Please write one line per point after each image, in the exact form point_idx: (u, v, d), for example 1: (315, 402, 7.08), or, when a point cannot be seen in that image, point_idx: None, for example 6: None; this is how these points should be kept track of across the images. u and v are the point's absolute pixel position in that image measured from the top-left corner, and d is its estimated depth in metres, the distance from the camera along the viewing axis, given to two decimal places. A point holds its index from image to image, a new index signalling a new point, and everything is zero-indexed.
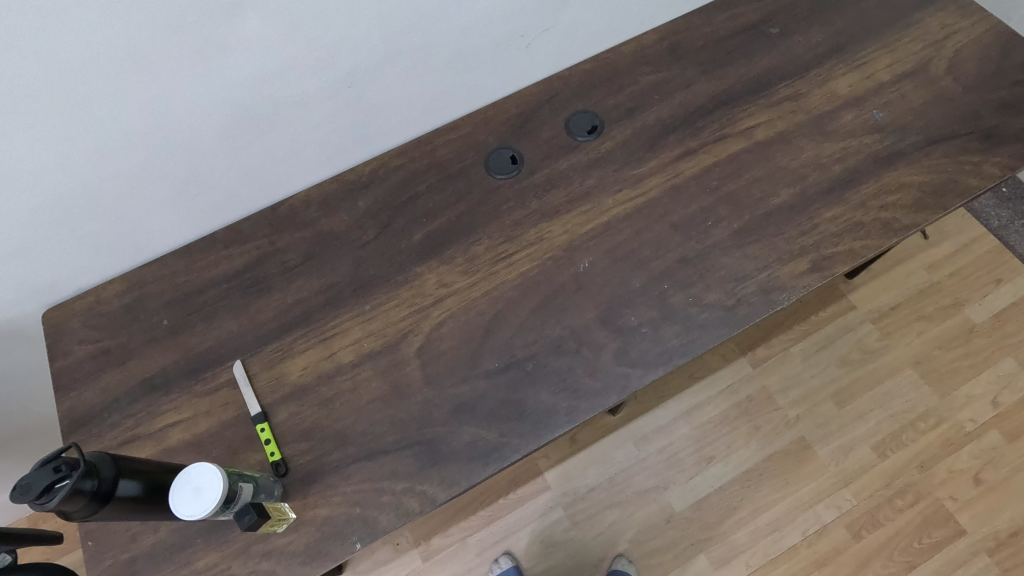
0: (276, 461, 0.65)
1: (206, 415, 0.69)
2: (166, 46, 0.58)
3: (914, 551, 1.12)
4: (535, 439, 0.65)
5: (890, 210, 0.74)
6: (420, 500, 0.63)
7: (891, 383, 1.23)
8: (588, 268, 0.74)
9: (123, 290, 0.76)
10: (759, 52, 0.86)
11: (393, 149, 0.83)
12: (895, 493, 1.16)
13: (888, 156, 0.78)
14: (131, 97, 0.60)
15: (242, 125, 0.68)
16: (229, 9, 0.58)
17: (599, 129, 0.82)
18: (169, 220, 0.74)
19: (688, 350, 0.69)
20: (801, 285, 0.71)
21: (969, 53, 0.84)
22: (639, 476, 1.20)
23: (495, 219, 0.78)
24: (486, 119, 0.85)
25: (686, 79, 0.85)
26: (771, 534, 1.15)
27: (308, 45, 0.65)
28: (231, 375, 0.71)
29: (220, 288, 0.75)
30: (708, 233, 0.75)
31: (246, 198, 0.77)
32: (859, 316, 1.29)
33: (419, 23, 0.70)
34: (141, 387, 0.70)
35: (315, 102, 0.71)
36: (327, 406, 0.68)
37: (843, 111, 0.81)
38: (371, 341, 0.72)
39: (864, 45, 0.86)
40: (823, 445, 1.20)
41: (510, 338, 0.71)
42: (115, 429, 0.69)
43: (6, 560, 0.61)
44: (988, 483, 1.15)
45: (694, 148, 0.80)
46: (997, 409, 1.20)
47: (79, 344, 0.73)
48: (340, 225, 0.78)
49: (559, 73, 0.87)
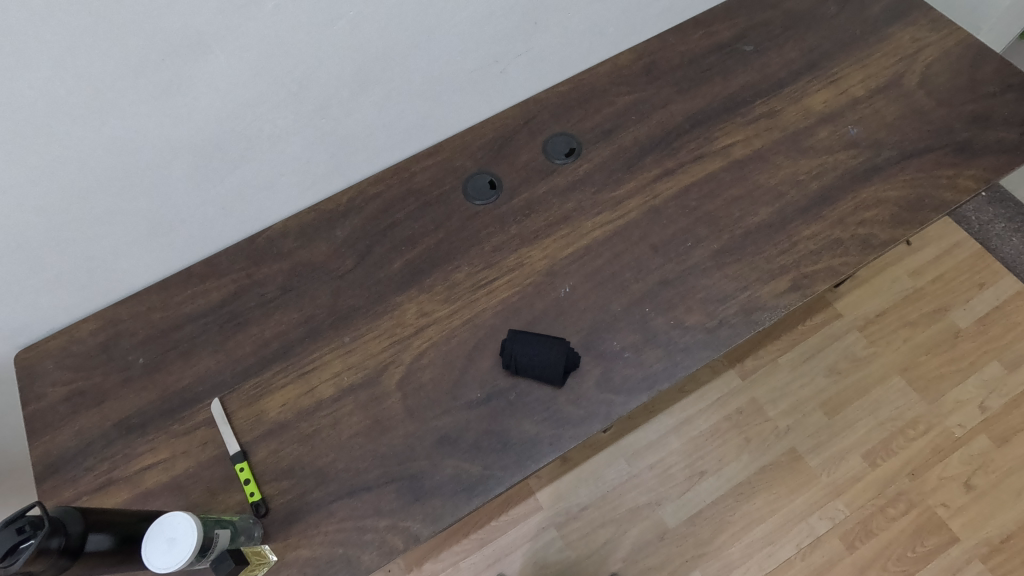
0: (255, 502, 0.64)
1: (184, 456, 0.67)
2: (130, 86, 0.57)
3: (908, 560, 1.12)
4: (518, 471, 0.65)
5: (868, 226, 0.75)
6: (403, 537, 0.62)
7: (879, 391, 1.23)
8: (569, 292, 0.73)
9: (98, 329, 0.74)
10: (734, 70, 0.87)
11: (370, 177, 0.83)
12: (887, 502, 1.16)
13: (864, 171, 0.78)
14: (98, 137, 0.59)
15: (213, 159, 0.68)
16: (195, 48, 0.58)
17: (576, 152, 0.82)
18: (142, 257, 0.73)
19: (670, 373, 0.68)
20: (782, 305, 0.71)
21: (941, 67, 0.85)
22: (631, 493, 1.19)
23: (475, 246, 0.77)
24: (463, 145, 0.84)
25: (663, 99, 0.85)
26: (765, 548, 1.14)
27: (279, 78, 0.65)
28: (210, 413, 0.70)
29: (197, 323, 0.74)
30: (687, 255, 0.75)
31: (223, 231, 0.76)
32: (845, 324, 1.29)
33: (391, 55, 0.70)
34: (117, 429, 0.69)
35: (287, 135, 0.71)
36: (307, 443, 0.67)
37: (818, 128, 0.82)
38: (352, 374, 0.71)
39: (837, 61, 0.86)
40: (814, 455, 1.20)
41: (493, 366, 0.70)
42: (91, 474, 0.67)
43: (101, 543, 0.50)
44: (979, 488, 1.15)
45: (671, 168, 0.80)
46: (985, 414, 1.20)
47: (53, 386, 0.72)
48: (318, 255, 0.78)
49: (536, 96, 0.87)
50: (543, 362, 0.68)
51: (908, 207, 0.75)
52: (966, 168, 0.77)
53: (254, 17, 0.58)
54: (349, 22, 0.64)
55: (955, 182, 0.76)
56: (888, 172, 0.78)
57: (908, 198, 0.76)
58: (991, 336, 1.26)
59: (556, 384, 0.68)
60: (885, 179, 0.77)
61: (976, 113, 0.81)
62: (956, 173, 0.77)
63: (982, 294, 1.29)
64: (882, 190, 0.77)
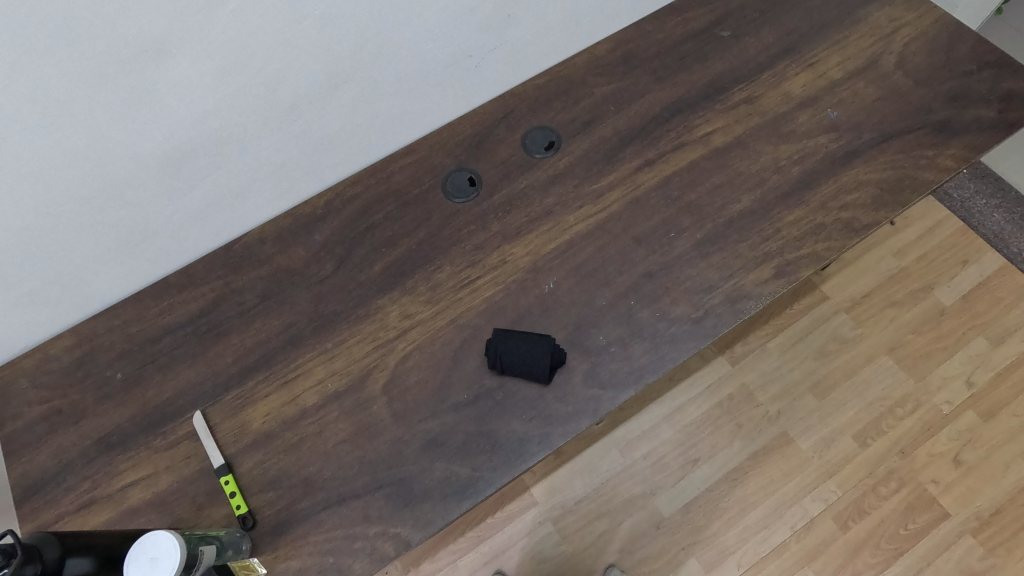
0: (242, 515, 0.63)
1: (167, 471, 0.66)
2: (90, 95, 0.55)
3: (901, 537, 1.13)
4: (508, 471, 0.64)
5: (850, 209, 0.74)
6: (394, 544, 0.62)
7: (866, 371, 1.24)
8: (553, 288, 0.73)
9: (74, 345, 0.73)
10: (712, 56, 0.86)
11: (348, 178, 0.81)
12: (878, 481, 1.17)
13: (845, 155, 0.78)
14: (60, 148, 0.58)
15: (183, 167, 0.66)
16: (155, 52, 0.56)
17: (556, 145, 0.81)
18: (115, 269, 0.71)
19: (658, 366, 0.68)
20: (767, 292, 0.71)
21: (918, 46, 0.84)
22: (626, 483, 1.19)
23: (456, 245, 0.76)
24: (441, 142, 0.83)
25: (641, 88, 0.84)
26: (760, 532, 1.15)
27: (246, 81, 0.63)
28: (192, 426, 0.68)
29: (175, 335, 0.73)
30: (671, 245, 0.74)
31: (198, 239, 0.75)
32: (832, 307, 1.29)
33: (362, 53, 0.68)
34: (97, 446, 0.68)
35: (259, 139, 0.69)
36: (292, 452, 0.66)
37: (798, 112, 0.81)
38: (336, 380, 0.70)
39: (815, 44, 0.86)
40: (805, 438, 1.20)
41: (478, 367, 0.69)
42: (72, 493, 0.66)
43: (84, 565, 0.50)
44: (968, 464, 1.16)
45: (652, 158, 0.80)
46: (972, 389, 1.21)
47: (29, 405, 0.70)
48: (297, 260, 0.76)
49: (513, 90, 0.85)
50: (528, 360, 0.68)
51: (890, 188, 0.75)
52: (946, 147, 0.77)
53: (215, 19, 0.56)
54: (315, 21, 0.62)
55: (936, 162, 0.76)
56: (869, 155, 0.77)
57: (889, 179, 0.76)
58: (975, 312, 1.26)
59: (543, 381, 0.67)
60: (866, 162, 0.77)
61: (954, 92, 0.80)
62: (937, 153, 0.77)
63: (966, 271, 1.30)
64: (864, 172, 0.76)
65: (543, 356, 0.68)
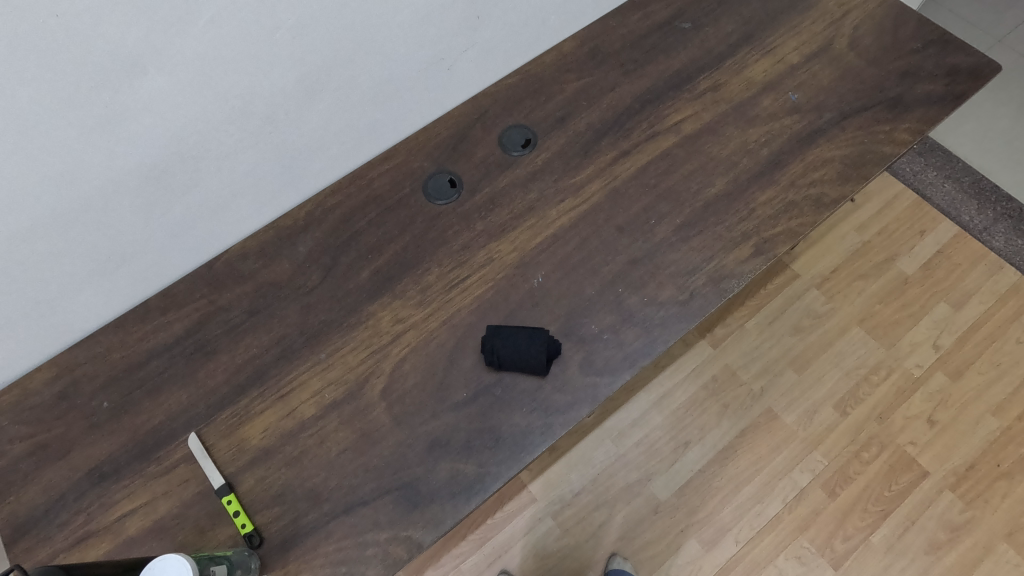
0: (248, 533, 0.62)
1: (166, 497, 0.65)
2: (62, 116, 0.54)
3: (885, 499, 1.17)
4: (514, 465, 0.64)
5: (818, 186, 0.78)
6: (407, 547, 0.62)
7: (841, 343, 1.29)
8: (542, 282, 0.74)
9: (54, 377, 0.70)
10: (675, 47, 0.88)
11: (327, 187, 0.81)
12: (861, 447, 1.21)
13: (809, 135, 0.81)
14: (33, 171, 0.56)
15: (158, 184, 0.65)
16: (129, 70, 0.55)
17: (532, 142, 0.82)
18: (94, 295, 0.70)
19: (651, 349, 0.70)
20: (747, 271, 0.73)
21: (867, 28, 0.89)
22: (622, 472, 1.21)
23: (442, 246, 0.76)
24: (418, 146, 0.83)
25: (610, 81, 0.86)
26: (754, 507, 1.18)
27: (223, 94, 0.62)
28: (188, 449, 0.67)
29: (162, 358, 0.71)
30: (653, 232, 0.76)
31: (178, 258, 0.74)
32: (803, 284, 1.34)
33: (336, 61, 0.68)
34: (89, 479, 0.66)
35: (236, 153, 0.68)
36: (294, 465, 0.65)
37: (761, 97, 0.84)
38: (333, 390, 0.69)
39: (772, 31, 0.89)
40: (788, 412, 1.24)
41: (475, 364, 0.70)
42: (66, 528, 0.64)
43: None
44: (942, 423, 1.22)
45: (627, 149, 0.82)
46: (939, 351, 1.27)
47: (11, 443, 0.67)
48: (282, 273, 0.75)
49: (485, 91, 0.87)
50: (524, 354, 0.68)
51: (853, 163, 0.79)
52: (901, 122, 0.81)
53: (188, 32, 0.56)
54: (288, 31, 0.62)
55: (893, 137, 0.80)
56: (831, 133, 0.81)
57: (852, 155, 0.79)
58: (936, 279, 1.33)
59: (541, 372, 0.68)
60: (829, 140, 0.80)
61: (904, 69, 0.85)
62: (893, 127, 0.81)
63: (924, 241, 1.36)
64: (828, 150, 0.80)
65: (538, 348, 0.68)
